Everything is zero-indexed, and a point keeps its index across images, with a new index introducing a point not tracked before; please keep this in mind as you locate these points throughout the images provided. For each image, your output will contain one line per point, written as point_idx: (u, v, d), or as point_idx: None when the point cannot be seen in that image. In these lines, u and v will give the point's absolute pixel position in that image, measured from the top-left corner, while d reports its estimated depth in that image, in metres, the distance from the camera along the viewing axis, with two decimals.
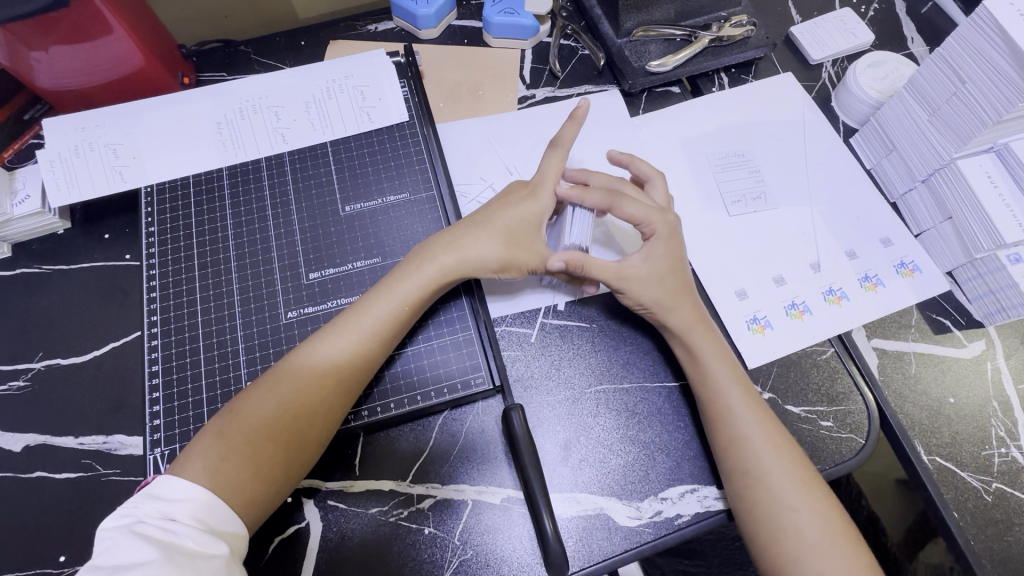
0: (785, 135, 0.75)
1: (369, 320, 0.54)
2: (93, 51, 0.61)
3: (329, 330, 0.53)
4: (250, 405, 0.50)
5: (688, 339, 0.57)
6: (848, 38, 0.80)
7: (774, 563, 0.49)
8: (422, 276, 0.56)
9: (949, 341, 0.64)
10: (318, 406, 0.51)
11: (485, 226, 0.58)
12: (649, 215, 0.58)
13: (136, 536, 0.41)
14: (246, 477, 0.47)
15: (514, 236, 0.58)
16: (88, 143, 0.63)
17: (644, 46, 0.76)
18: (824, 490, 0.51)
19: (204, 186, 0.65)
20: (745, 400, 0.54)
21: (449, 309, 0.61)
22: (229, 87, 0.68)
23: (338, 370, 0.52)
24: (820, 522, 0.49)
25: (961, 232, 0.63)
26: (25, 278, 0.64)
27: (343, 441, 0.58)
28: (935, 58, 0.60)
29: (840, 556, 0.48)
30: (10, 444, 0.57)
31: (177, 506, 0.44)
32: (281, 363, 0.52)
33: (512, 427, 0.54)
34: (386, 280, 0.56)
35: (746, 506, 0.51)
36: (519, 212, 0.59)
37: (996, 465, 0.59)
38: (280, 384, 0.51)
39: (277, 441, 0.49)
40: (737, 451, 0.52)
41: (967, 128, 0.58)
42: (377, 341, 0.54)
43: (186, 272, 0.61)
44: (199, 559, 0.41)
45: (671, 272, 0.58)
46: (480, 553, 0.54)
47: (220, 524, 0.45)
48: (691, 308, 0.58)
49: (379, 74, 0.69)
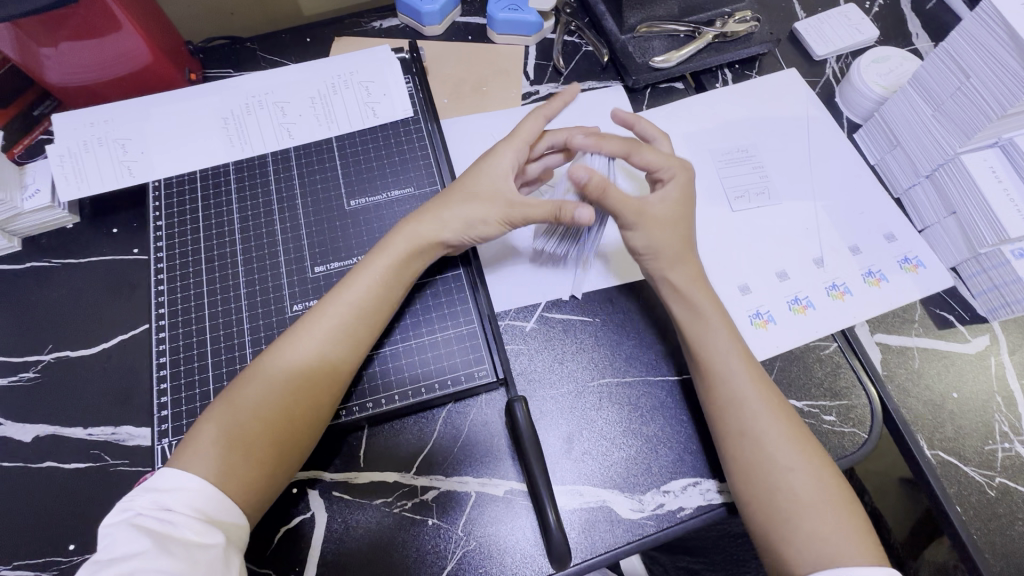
0: (789, 131, 0.75)
1: (350, 293, 0.55)
2: (102, 46, 0.62)
3: (308, 316, 0.54)
4: (236, 395, 0.51)
5: (688, 296, 0.58)
6: (853, 34, 0.80)
7: (765, 522, 0.49)
8: (396, 245, 0.58)
9: (953, 336, 0.64)
10: (302, 387, 0.51)
11: (458, 198, 0.59)
12: (666, 162, 0.59)
13: (135, 528, 0.41)
14: (239, 457, 0.48)
15: (483, 196, 0.59)
16: (97, 138, 0.64)
17: (648, 42, 0.77)
18: (819, 451, 0.51)
19: (210, 181, 0.65)
20: (742, 360, 0.55)
21: (444, 276, 0.63)
22: (235, 83, 0.68)
23: (319, 352, 0.52)
24: (814, 482, 0.49)
25: (965, 226, 0.63)
26: (34, 272, 0.65)
27: (332, 438, 0.58)
28: (940, 52, 0.60)
29: (828, 511, 0.48)
30: (19, 435, 0.58)
31: (171, 496, 0.44)
32: (264, 354, 0.53)
33: (515, 419, 0.55)
34: (360, 264, 0.58)
35: (740, 466, 0.51)
36: (491, 170, 0.59)
37: (1000, 460, 0.59)
38: (262, 372, 0.51)
39: (267, 418, 0.50)
40: (733, 411, 0.53)
41: (971, 123, 0.58)
42: (359, 312, 0.55)
43: (192, 265, 0.62)
44: (197, 548, 0.42)
45: (684, 220, 0.59)
46: (483, 544, 0.54)
47: (217, 513, 0.46)
48: (692, 263, 0.59)
49: (383, 69, 0.70)
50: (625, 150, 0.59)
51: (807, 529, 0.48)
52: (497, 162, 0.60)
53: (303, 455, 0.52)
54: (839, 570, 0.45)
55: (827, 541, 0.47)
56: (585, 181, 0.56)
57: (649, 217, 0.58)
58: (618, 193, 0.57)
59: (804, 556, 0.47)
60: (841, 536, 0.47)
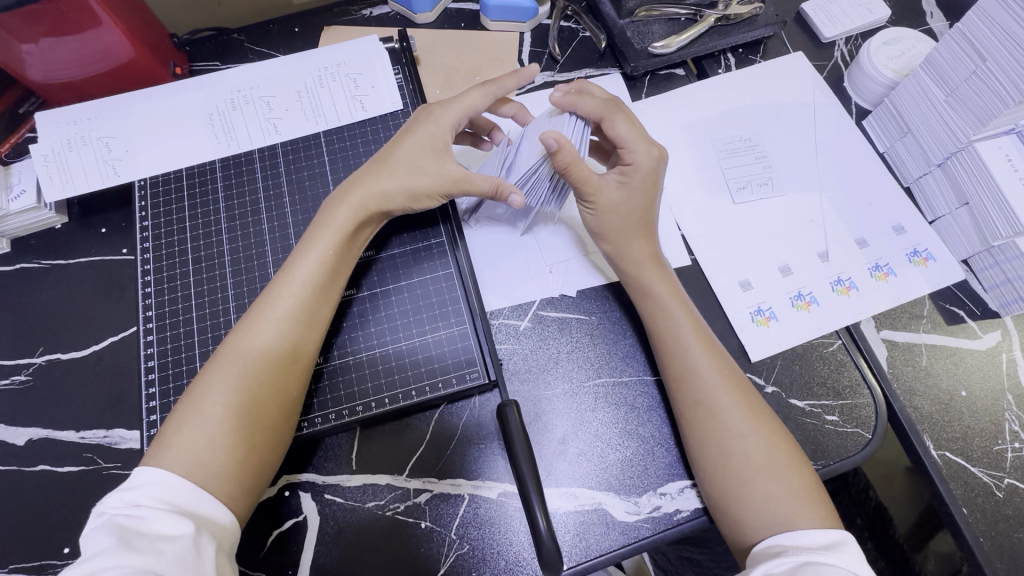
0: (793, 118, 0.72)
1: (299, 274, 0.53)
2: (82, 42, 0.60)
3: (264, 298, 0.52)
4: (206, 387, 0.48)
5: (638, 275, 0.58)
6: (863, 14, 0.77)
7: (719, 484, 0.50)
8: (337, 222, 0.55)
9: (963, 331, 0.62)
10: (261, 367, 0.49)
11: (390, 168, 0.57)
12: (636, 142, 0.56)
13: (106, 528, 0.39)
14: (209, 452, 0.45)
15: (421, 168, 0.57)
16: (80, 137, 0.63)
17: (647, 27, 0.73)
18: (772, 419, 0.52)
19: (197, 178, 0.64)
20: (696, 336, 0.55)
21: (432, 258, 0.62)
22: (219, 77, 0.67)
23: (275, 330, 0.50)
24: (768, 447, 0.50)
25: (977, 218, 0.60)
26: (25, 273, 0.64)
27: (308, 442, 0.57)
28: (954, 33, 0.56)
29: (783, 480, 0.48)
30: (13, 438, 0.58)
31: (141, 493, 0.42)
32: (228, 339, 0.51)
33: (507, 423, 0.54)
34: (304, 242, 0.55)
35: (694, 434, 0.52)
36: (420, 136, 0.58)
37: (1009, 460, 0.58)
38: (225, 361, 0.49)
39: (237, 411, 0.47)
40: (688, 385, 0.53)
41: (986, 110, 0.55)
42: (311, 292, 0.53)
43: (180, 267, 0.61)
44: (163, 541, 0.39)
45: (643, 209, 0.58)
46: (477, 548, 0.54)
47: (191, 505, 0.43)
48: (648, 242, 0.59)
49: (371, 61, 0.68)
50: (602, 112, 0.55)
51: (761, 491, 0.48)
52: (426, 121, 0.58)
53: (280, 440, 0.50)
54: (794, 532, 0.46)
55: (780, 505, 0.47)
56: (555, 151, 0.51)
57: (602, 206, 0.57)
58: (580, 171, 0.53)
59: (760, 519, 0.47)
60: (796, 499, 0.47)
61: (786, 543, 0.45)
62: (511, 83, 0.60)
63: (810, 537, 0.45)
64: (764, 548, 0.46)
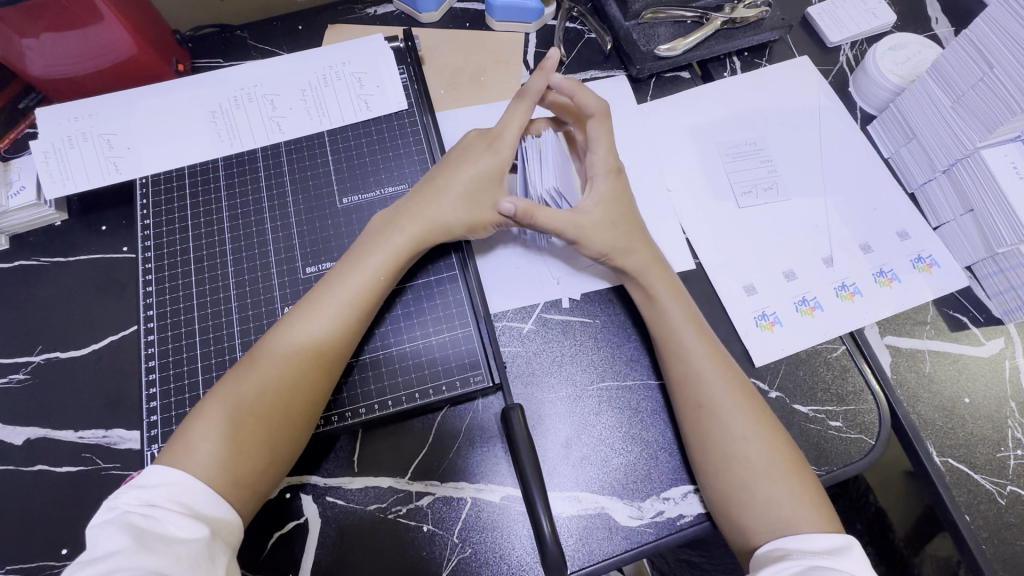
0: (799, 122, 0.72)
1: (346, 293, 0.52)
2: (84, 37, 0.59)
3: (305, 307, 0.52)
4: (233, 391, 0.48)
5: (642, 279, 0.57)
6: (868, 19, 0.77)
7: (721, 488, 0.50)
8: (393, 246, 0.55)
9: (966, 338, 0.62)
10: (299, 383, 0.49)
11: (443, 193, 0.57)
12: (607, 153, 0.58)
13: (120, 526, 0.38)
14: (227, 458, 0.45)
15: (474, 196, 0.57)
16: (82, 133, 0.62)
17: (654, 29, 0.73)
18: (773, 423, 0.51)
19: (199, 176, 0.64)
20: (697, 335, 0.55)
21: (437, 263, 0.61)
22: (224, 75, 0.66)
23: (317, 344, 0.50)
24: (768, 450, 0.49)
25: (982, 224, 0.60)
26: (24, 271, 0.63)
27: (312, 444, 0.56)
28: (961, 41, 0.56)
29: (785, 484, 0.48)
30: (11, 437, 0.57)
31: (155, 492, 0.41)
32: (264, 341, 0.51)
33: (511, 427, 0.53)
34: (351, 257, 0.55)
35: (696, 436, 0.52)
36: (477, 166, 0.57)
37: (1011, 467, 0.58)
38: (259, 369, 0.49)
39: (261, 420, 0.47)
40: (690, 389, 0.53)
41: (993, 117, 0.55)
42: (355, 314, 0.52)
43: (182, 264, 0.60)
44: (176, 544, 0.38)
45: (628, 219, 0.58)
46: (479, 552, 0.54)
47: (203, 507, 0.42)
48: (648, 249, 0.58)
49: (376, 60, 0.67)
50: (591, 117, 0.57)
51: (762, 495, 0.48)
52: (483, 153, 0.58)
53: (296, 449, 0.50)
54: (798, 537, 0.45)
55: (780, 508, 0.47)
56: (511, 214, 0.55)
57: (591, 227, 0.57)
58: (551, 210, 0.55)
59: (763, 522, 0.47)
60: (797, 502, 0.47)
61: (788, 547, 0.45)
62: (539, 85, 0.58)
63: (813, 541, 0.45)
64: (767, 551, 0.46)
